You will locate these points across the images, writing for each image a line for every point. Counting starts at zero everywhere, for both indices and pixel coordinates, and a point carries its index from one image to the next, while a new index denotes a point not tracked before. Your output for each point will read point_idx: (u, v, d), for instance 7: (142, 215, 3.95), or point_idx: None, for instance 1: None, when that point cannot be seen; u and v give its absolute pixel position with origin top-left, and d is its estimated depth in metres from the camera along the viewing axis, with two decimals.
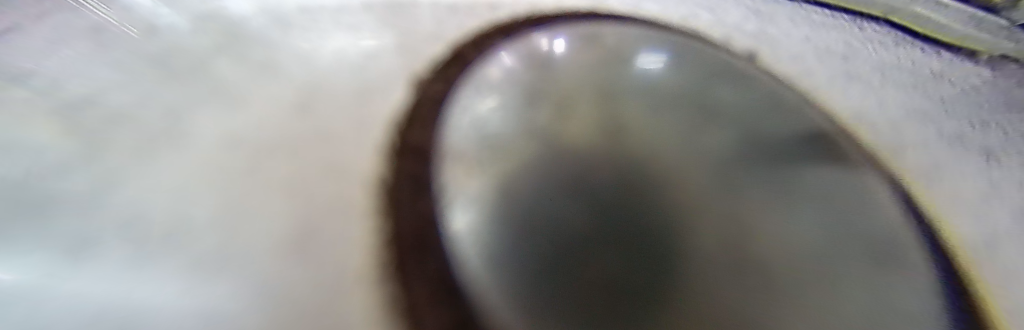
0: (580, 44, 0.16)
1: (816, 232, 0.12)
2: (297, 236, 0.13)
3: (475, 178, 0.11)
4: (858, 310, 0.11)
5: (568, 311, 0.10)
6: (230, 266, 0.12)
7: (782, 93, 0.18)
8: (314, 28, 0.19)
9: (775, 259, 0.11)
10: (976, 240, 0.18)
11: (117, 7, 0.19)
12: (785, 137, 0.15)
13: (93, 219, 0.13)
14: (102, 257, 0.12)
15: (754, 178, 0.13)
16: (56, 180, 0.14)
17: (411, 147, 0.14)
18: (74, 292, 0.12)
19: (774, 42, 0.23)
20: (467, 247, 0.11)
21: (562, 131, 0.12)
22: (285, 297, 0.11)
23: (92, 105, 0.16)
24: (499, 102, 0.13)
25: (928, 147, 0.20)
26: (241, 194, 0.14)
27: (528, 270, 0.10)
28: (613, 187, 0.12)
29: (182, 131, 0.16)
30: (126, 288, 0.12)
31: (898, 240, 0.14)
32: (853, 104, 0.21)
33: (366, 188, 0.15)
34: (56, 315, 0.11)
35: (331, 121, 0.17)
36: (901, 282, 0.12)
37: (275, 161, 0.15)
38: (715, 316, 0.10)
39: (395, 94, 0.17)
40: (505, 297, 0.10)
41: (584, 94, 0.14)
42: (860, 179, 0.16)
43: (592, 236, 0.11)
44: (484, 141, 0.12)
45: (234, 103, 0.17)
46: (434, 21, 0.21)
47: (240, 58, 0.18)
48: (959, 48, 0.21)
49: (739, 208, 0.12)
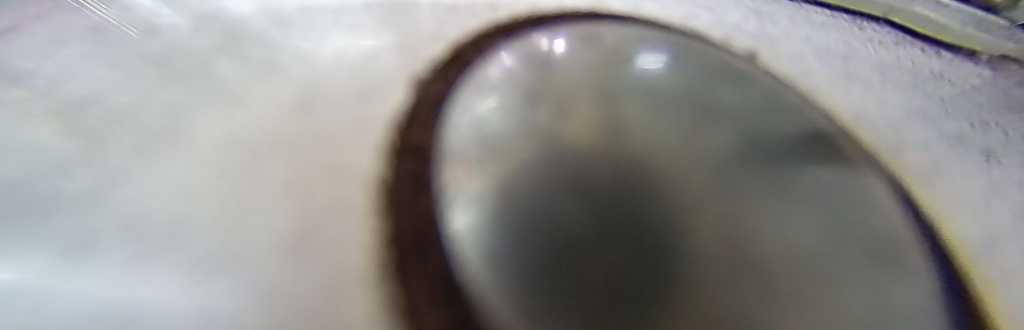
0: (580, 45, 0.16)
1: (813, 231, 0.12)
2: (298, 237, 0.13)
3: (475, 178, 0.11)
4: (858, 310, 0.11)
5: (571, 310, 0.10)
6: (230, 267, 0.12)
7: (783, 92, 0.18)
8: (314, 28, 0.19)
9: (771, 257, 0.11)
10: (991, 241, 0.17)
11: (116, 7, 0.19)
12: (786, 137, 0.15)
13: (94, 219, 0.13)
14: (101, 256, 0.12)
15: (753, 180, 0.13)
16: (52, 180, 0.14)
17: (413, 148, 0.14)
18: (76, 292, 0.11)
19: (774, 43, 0.23)
20: (467, 247, 0.10)
21: (562, 131, 0.13)
22: (285, 297, 0.11)
23: (93, 105, 0.16)
24: (499, 102, 0.13)
25: (929, 147, 0.20)
26: (241, 195, 0.14)
27: (530, 270, 0.10)
28: (614, 187, 0.12)
29: (183, 130, 0.16)
30: (126, 288, 0.11)
31: (899, 239, 0.14)
32: (855, 103, 0.21)
33: (366, 188, 0.15)
34: (57, 315, 0.10)
35: (331, 121, 0.17)
36: (901, 283, 0.12)
37: (275, 161, 0.15)
38: (717, 315, 0.10)
39: (396, 93, 0.18)
40: (505, 299, 0.10)
41: (585, 93, 0.14)
42: (862, 178, 0.15)
43: (593, 236, 0.11)
44: (484, 143, 0.12)
45: (234, 103, 0.17)
46: (434, 20, 0.21)
47: (240, 59, 0.18)
48: (959, 48, 0.22)
49: (735, 208, 0.12)
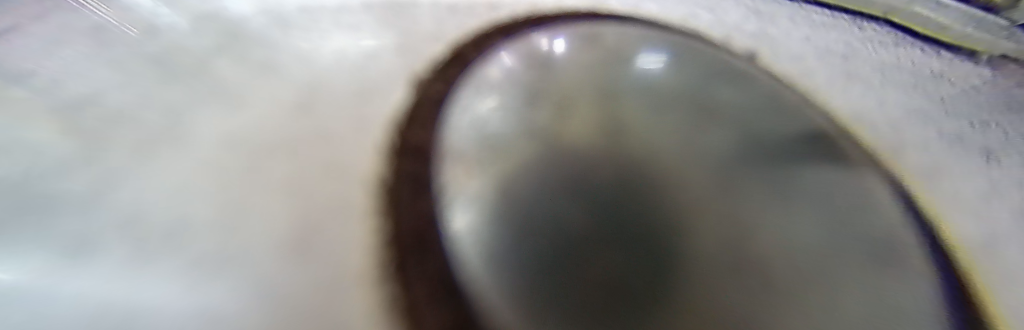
0: (580, 45, 0.16)
1: (813, 232, 0.12)
2: (296, 237, 0.13)
3: (475, 178, 0.11)
4: (862, 310, 0.11)
5: (572, 312, 0.09)
6: (229, 266, 0.12)
7: (782, 92, 0.18)
8: (314, 28, 0.19)
9: (770, 257, 0.11)
10: (993, 241, 0.17)
11: (116, 7, 0.19)
12: (787, 137, 0.15)
13: (93, 219, 0.13)
14: (100, 257, 0.12)
15: (752, 181, 0.13)
16: (52, 180, 0.14)
17: (413, 149, 0.14)
18: (76, 292, 0.11)
19: (773, 43, 0.23)
20: (467, 247, 0.11)
21: (562, 131, 0.13)
22: (284, 297, 0.11)
23: (93, 105, 0.16)
24: (499, 102, 0.13)
25: (928, 147, 0.20)
26: (241, 196, 0.14)
27: (530, 270, 0.10)
28: (614, 186, 0.12)
29: (183, 130, 0.16)
30: (125, 289, 0.11)
31: (899, 238, 0.14)
32: (855, 103, 0.21)
33: (366, 188, 0.15)
34: (59, 315, 0.10)
35: (331, 121, 0.17)
36: (903, 283, 0.12)
37: (275, 161, 0.15)
38: (719, 317, 0.10)
39: (396, 93, 0.18)
40: (505, 299, 0.10)
41: (584, 94, 0.14)
42: (863, 178, 0.15)
43: (595, 235, 0.11)
44: (484, 142, 0.12)
45: (234, 103, 0.17)
46: (434, 20, 0.21)
47: (240, 59, 0.18)
48: (959, 48, 0.22)
49: (734, 209, 0.12)
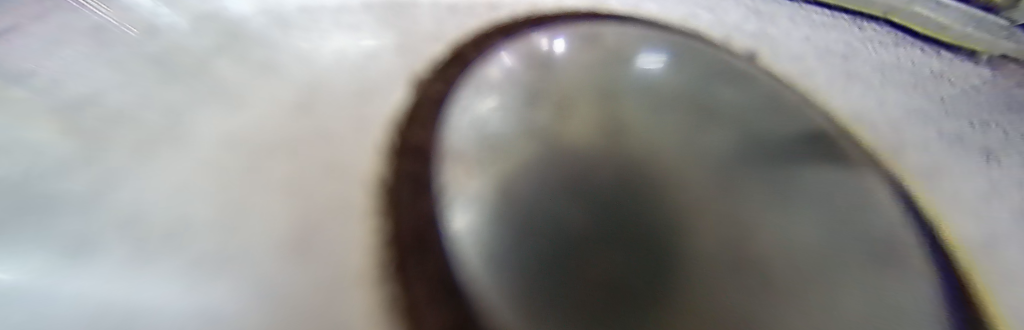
0: (580, 45, 0.16)
1: (813, 232, 0.12)
2: (296, 237, 0.13)
3: (475, 178, 0.11)
4: (861, 310, 0.11)
5: (572, 312, 0.09)
6: (229, 266, 0.12)
7: (782, 92, 0.18)
8: (314, 28, 0.19)
9: (770, 257, 0.11)
10: (993, 241, 0.17)
11: (117, 7, 0.19)
12: (787, 136, 0.15)
13: (93, 219, 0.13)
14: (100, 256, 0.12)
15: (752, 180, 0.13)
16: (52, 180, 0.14)
17: (413, 149, 0.14)
18: (76, 292, 0.11)
19: (773, 43, 0.23)
20: (467, 246, 0.11)
21: (562, 131, 0.13)
22: (284, 297, 0.11)
23: (93, 105, 0.16)
24: (499, 102, 0.13)
25: (928, 147, 0.20)
26: (242, 196, 0.14)
27: (530, 270, 0.10)
28: (614, 186, 0.12)
29: (183, 130, 0.16)
30: (124, 289, 0.11)
31: (899, 238, 0.14)
32: (855, 103, 0.21)
33: (365, 188, 0.15)
34: (58, 315, 0.10)
35: (331, 121, 0.17)
36: (903, 283, 0.12)
37: (275, 160, 0.15)
38: (719, 317, 0.10)
39: (396, 93, 0.18)
40: (505, 299, 0.10)
41: (584, 93, 0.14)
42: (863, 178, 0.15)
43: (595, 234, 0.11)
44: (484, 142, 0.12)
45: (234, 103, 0.17)
46: (434, 20, 0.21)
47: (240, 59, 0.18)
48: (959, 48, 0.22)
49: (734, 209, 0.12)
